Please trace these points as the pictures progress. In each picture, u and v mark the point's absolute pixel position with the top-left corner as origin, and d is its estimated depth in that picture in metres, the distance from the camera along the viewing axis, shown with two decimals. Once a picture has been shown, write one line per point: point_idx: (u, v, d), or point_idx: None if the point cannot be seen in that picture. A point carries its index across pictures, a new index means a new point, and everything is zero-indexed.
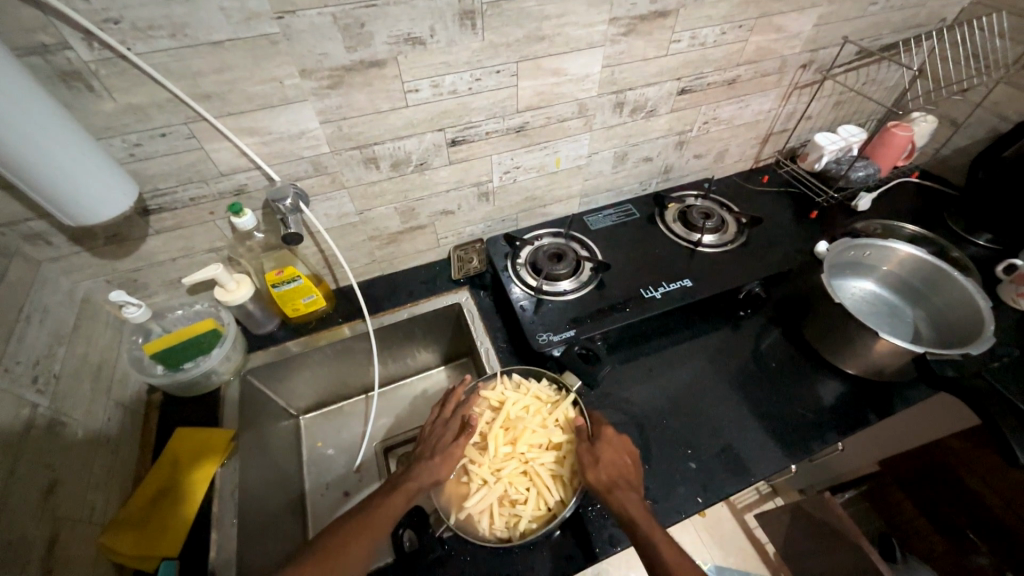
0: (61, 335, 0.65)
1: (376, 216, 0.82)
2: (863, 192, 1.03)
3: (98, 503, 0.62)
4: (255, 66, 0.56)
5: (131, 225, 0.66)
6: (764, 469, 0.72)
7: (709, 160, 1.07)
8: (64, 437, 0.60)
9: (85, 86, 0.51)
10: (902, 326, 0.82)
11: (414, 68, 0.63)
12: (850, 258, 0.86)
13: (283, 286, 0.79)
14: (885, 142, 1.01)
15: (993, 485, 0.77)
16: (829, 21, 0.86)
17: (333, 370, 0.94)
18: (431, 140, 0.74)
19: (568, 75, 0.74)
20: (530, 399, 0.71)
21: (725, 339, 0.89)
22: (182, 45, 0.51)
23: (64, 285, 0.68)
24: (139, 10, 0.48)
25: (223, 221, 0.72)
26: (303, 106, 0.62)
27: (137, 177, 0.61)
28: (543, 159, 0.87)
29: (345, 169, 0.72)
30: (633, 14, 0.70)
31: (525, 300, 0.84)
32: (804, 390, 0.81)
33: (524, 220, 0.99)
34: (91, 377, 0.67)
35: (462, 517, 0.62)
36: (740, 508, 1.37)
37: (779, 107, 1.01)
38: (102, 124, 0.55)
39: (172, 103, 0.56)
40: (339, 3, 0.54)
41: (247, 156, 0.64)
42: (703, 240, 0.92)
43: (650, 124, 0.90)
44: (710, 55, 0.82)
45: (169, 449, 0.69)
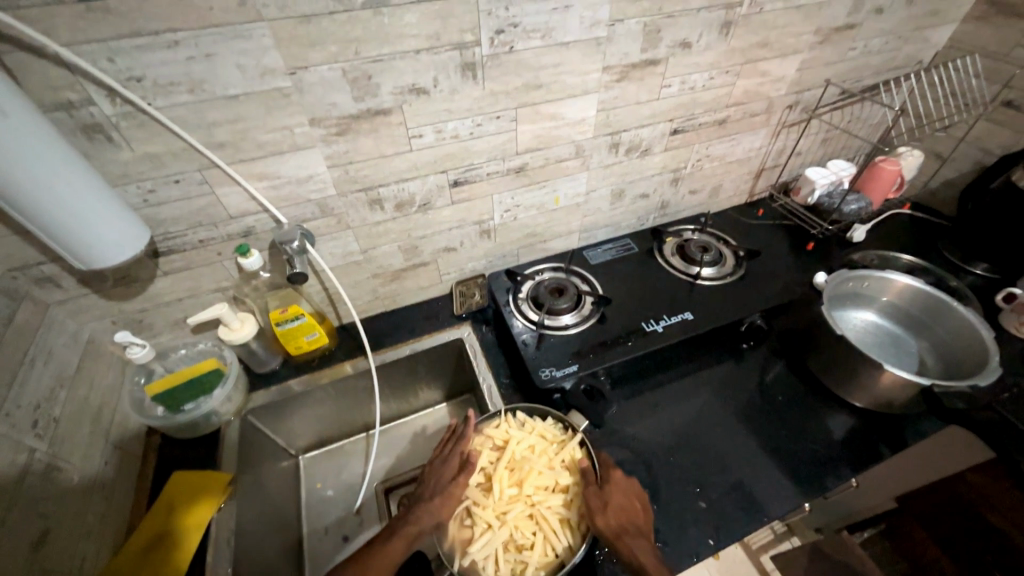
0: (64, 377, 0.65)
1: (379, 254, 0.83)
2: (857, 223, 1.05)
3: (89, 553, 0.60)
4: (268, 116, 0.59)
5: (140, 267, 0.67)
6: (777, 508, 0.70)
7: (704, 195, 1.10)
8: (58, 484, 0.58)
9: (105, 137, 0.54)
10: (907, 357, 0.82)
11: (418, 115, 0.67)
12: (850, 288, 0.87)
13: (286, 324, 0.79)
14: (874, 176, 1.04)
15: (1015, 522, 0.74)
16: (811, 64, 0.91)
17: (334, 408, 0.92)
18: (434, 181, 0.76)
19: (565, 119, 0.78)
20: (535, 439, 0.69)
21: (729, 371, 0.88)
22: (200, 100, 0.55)
23: (70, 327, 0.68)
24: (161, 68, 0.51)
25: (230, 261, 0.73)
26: (312, 152, 0.64)
27: (149, 221, 0.63)
28: (543, 197, 0.89)
29: (350, 210, 0.74)
30: (625, 62, 0.74)
31: (527, 335, 0.84)
32: (812, 424, 0.80)
33: (524, 255, 1.01)
34: (90, 420, 0.66)
35: (466, 564, 0.60)
36: (755, 550, 1.31)
37: (769, 144, 1.05)
38: (119, 172, 0.57)
39: (187, 151, 0.58)
40: (348, 59, 0.58)
41: (256, 200, 0.66)
42: (702, 273, 0.93)
43: (645, 163, 0.93)
44: (700, 98, 0.86)
45: (165, 493, 0.67)
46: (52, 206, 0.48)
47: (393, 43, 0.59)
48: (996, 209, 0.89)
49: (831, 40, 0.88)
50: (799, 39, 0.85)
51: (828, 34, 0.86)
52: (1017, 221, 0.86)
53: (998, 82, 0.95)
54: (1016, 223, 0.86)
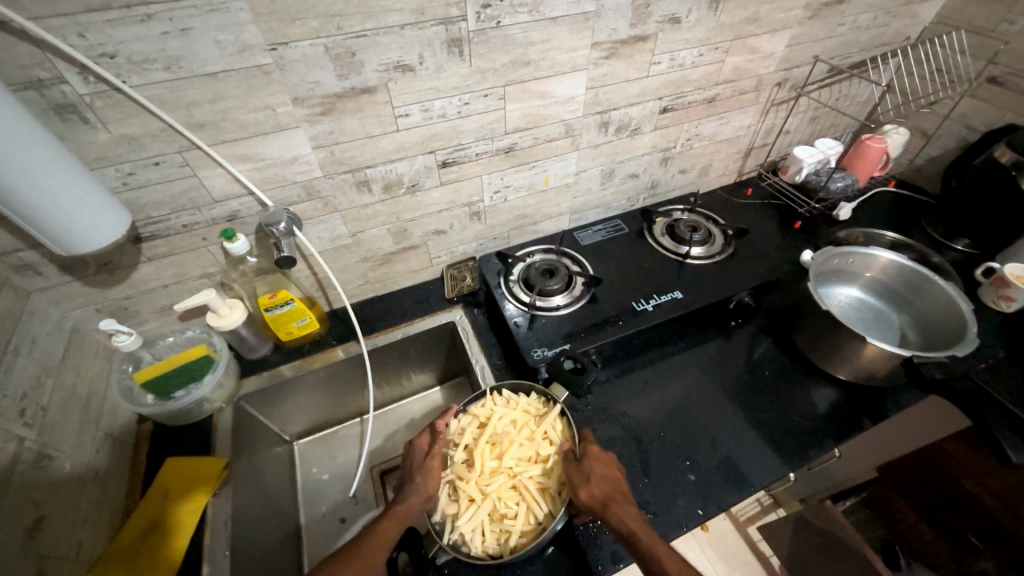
0: (50, 366, 0.64)
1: (368, 238, 0.83)
2: (843, 202, 1.06)
3: (86, 539, 0.60)
4: (248, 95, 0.57)
5: (122, 253, 0.66)
6: (764, 477, 0.72)
7: (693, 175, 1.10)
8: (50, 471, 0.58)
9: (79, 118, 0.52)
10: (889, 331, 0.84)
11: (404, 94, 0.65)
12: (836, 265, 0.88)
13: (276, 310, 0.79)
14: (861, 154, 1.05)
15: (992, 489, 0.77)
16: (800, 41, 0.90)
17: (327, 393, 0.92)
18: (422, 162, 0.75)
19: (553, 97, 0.77)
20: (517, 414, 0.71)
21: (718, 348, 0.90)
22: (177, 77, 0.53)
23: (53, 315, 0.67)
24: (135, 44, 0.49)
25: (216, 246, 0.72)
26: (296, 133, 0.63)
27: (130, 206, 0.61)
28: (533, 177, 0.88)
29: (338, 193, 0.73)
30: (614, 39, 0.73)
31: (519, 317, 0.84)
32: (797, 397, 0.82)
33: (515, 238, 1.00)
34: (79, 409, 0.66)
35: (455, 537, 0.62)
36: (742, 521, 1.35)
37: (758, 122, 1.05)
38: (96, 154, 0.55)
39: (167, 132, 0.57)
40: (330, 34, 0.56)
41: (240, 183, 0.65)
42: (691, 252, 0.94)
43: (634, 142, 0.93)
44: (689, 75, 0.86)
45: (160, 479, 0.68)
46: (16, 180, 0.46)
47: (377, 18, 0.57)
48: (979, 186, 0.91)
49: (820, 16, 0.87)
50: (788, 14, 0.84)
51: (817, 9, 0.86)
52: (998, 198, 0.88)
53: (982, 57, 0.96)
54: (997, 200, 0.88)
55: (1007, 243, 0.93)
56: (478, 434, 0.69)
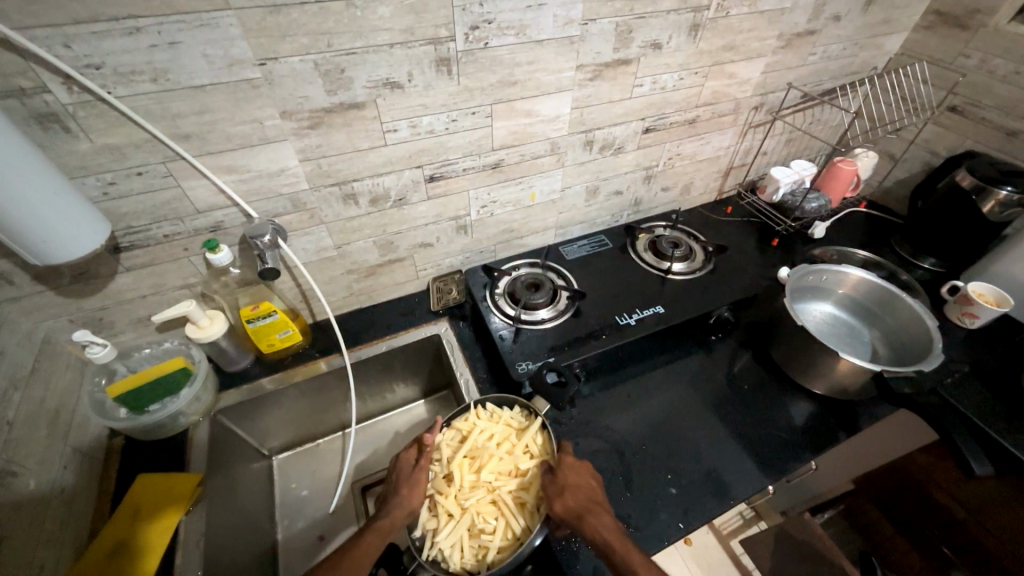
0: (18, 379, 0.61)
1: (354, 250, 0.83)
2: (818, 221, 1.10)
3: (48, 561, 0.57)
4: (236, 108, 0.57)
5: (99, 262, 0.65)
6: (745, 490, 0.73)
7: (675, 193, 1.13)
8: (13, 490, 0.56)
9: (61, 127, 0.51)
10: (861, 347, 0.87)
11: (392, 110, 0.66)
12: (810, 282, 0.91)
13: (258, 321, 0.78)
14: (833, 176, 1.09)
15: (959, 498, 0.79)
16: (774, 68, 0.95)
17: (309, 407, 0.91)
18: (410, 176, 0.76)
19: (539, 116, 0.78)
20: (499, 427, 0.71)
21: (700, 362, 0.91)
22: (163, 89, 0.53)
23: (24, 326, 0.65)
24: (122, 56, 0.49)
25: (198, 257, 0.71)
26: (283, 146, 0.63)
27: (110, 215, 0.60)
28: (519, 193, 0.90)
29: (323, 205, 0.73)
30: (598, 61, 0.76)
31: (504, 330, 0.84)
32: (775, 411, 0.84)
33: (501, 251, 1.01)
34: (47, 423, 0.64)
35: (434, 553, 0.61)
36: (725, 534, 1.36)
37: (736, 143, 1.08)
38: (77, 164, 0.55)
39: (150, 143, 0.56)
40: (320, 51, 0.57)
41: (225, 194, 0.65)
42: (673, 268, 0.96)
43: (618, 160, 0.95)
44: (670, 98, 0.89)
45: (129, 498, 0.66)
46: None
47: (366, 36, 0.58)
48: (943, 208, 0.95)
49: (792, 45, 0.92)
50: (763, 43, 0.88)
51: (789, 39, 0.90)
52: (960, 220, 0.93)
53: (943, 88, 1.02)
54: (959, 222, 0.93)
55: (971, 259, 0.98)
56: (458, 447, 0.69)
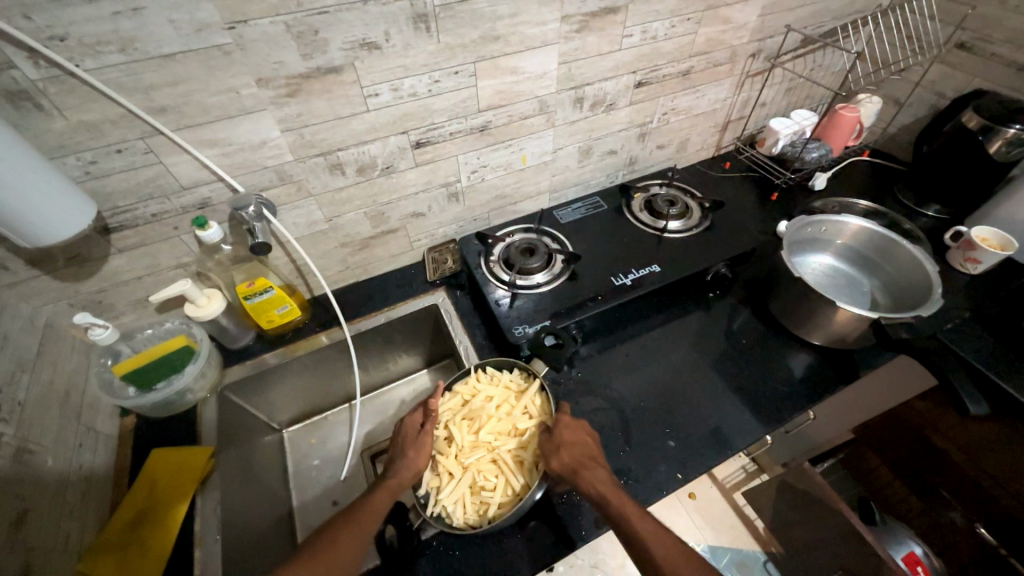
0: (24, 362, 0.63)
1: (346, 222, 0.82)
2: (819, 172, 1.07)
3: (72, 531, 0.60)
4: (210, 77, 0.56)
5: (91, 244, 0.65)
6: (742, 440, 0.75)
7: (672, 150, 1.10)
8: (32, 466, 0.58)
9: (33, 105, 0.50)
10: (859, 296, 0.86)
11: (372, 73, 0.64)
12: (810, 233, 0.89)
13: (255, 298, 0.78)
14: (834, 124, 1.06)
15: (954, 441, 0.80)
16: (771, 10, 0.90)
17: (313, 380, 0.93)
18: (396, 143, 0.74)
19: (525, 73, 0.76)
20: (498, 390, 0.72)
21: (697, 320, 0.92)
22: (132, 60, 0.51)
23: (24, 311, 0.66)
24: (85, 25, 0.47)
25: (188, 235, 0.71)
26: (263, 116, 0.62)
27: (95, 196, 0.60)
28: (510, 156, 0.88)
29: (311, 176, 0.72)
30: (584, 11, 0.73)
31: (501, 296, 0.84)
32: (774, 364, 0.84)
33: (495, 218, 1.00)
34: (58, 403, 0.65)
35: (437, 510, 0.63)
36: (728, 488, 1.39)
37: (734, 95, 1.05)
38: (55, 143, 0.54)
39: (126, 118, 0.55)
40: (291, 11, 0.55)
41: (209, 169, 0.64)
42: (669, 226, 0.94)
43: (610, 118, 0.93)
44: (662, 48, 0.85)
45: (146, 472, 0.68)
46: None
47: None
48: (949, 152, 0.92)
49: None
50: None
51: None
52: (967, 162, 0.90)
53: (951, 23, 0.97)
54: (965, 164, 0.90)
55: (975, 206, 0.96)
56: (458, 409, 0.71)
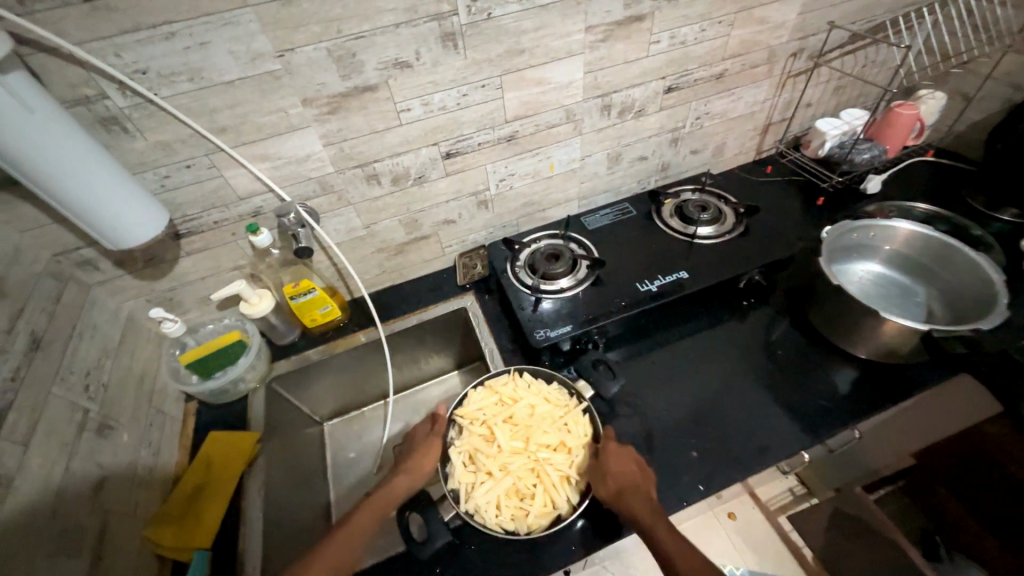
0: (108, 349, 0.73)
1: (382, 229, 0.88)
2: (872, 174, 1.00)
3: (142, 499, 0.69)
4: (262, 99, 0.63)
5: (165, 248, 0.74)
6: (773, 456, 0.71)
7: (707, 155, 1.07)
8: (112, 439, 0.67)
9: (121, 129, 0.59)
10: (913, 306, 0.80)
11: (405, 89, 0.69)
12: (855, 240, 0.84)
13: (300, 298, 0.85)
14: (890, 123, 0.98)
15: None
16: (813, 7, 0.87)
17: (350, 377, 0.99)
18: (427, 154, 0.79)
19: (550, 84, 0.78)
20: (543, 402, 0.73)
21: (730, 329, 0.88)
22: (200, 87, 0.59)
23: (110, 306, 0.77)
24: (162, 59, 0.56)
25: (244, 240, 0.79)
26: (307, 132, 0.68)
27: (168, 206, 0.69)
28: (537, 164, 0.90)
29: (350, 187, 0.78)
30: (608, 21, 0.74)
31: (525, 301, 0.86)
32: (813, 377, 0.80)
33: (524, 225, 1.03)
34: (135, 386, 0.75)
35: (470, 506, 0.65)
36: (773, 511, 1.25)
37: (775, 96, 1.01)
38: (137, 161, 0.63)
39: (194, 138, 0.63)
40: (332, 38, 0.61)
41: (261, 181, 0.71)
42: (700, 232, 0.92)
43: (640, 124, 0.93)
44: (693, 52, 0.84)
45: (202, 452, 0.76)
46: (71, 186, 0.54)
47: (373, 19, 0.61)
48: None
49: None
50: None
51: None
52: None
53: None
54: None
55: None
56: (502, 413, 0.72)
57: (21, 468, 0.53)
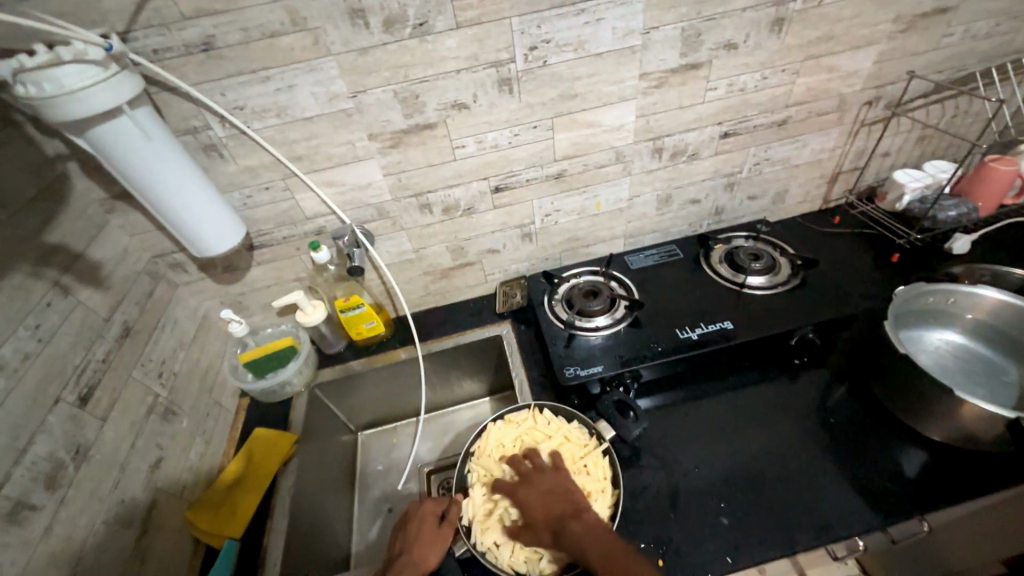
0: (183, 342, 0.82)
1: (429, 254, 0.93)
2: (959, 233, 0.91)
3: (189, 483, 0.75)
4: (334, 133, 0.70)
5: (241, 257, 0.84)
6: (816, 536, 0.64)
7: (766, 201, 1.03)
8: (173, 424, 0.75)
9: (218, 154, 0.69)
10: (1003, 388, 0.70)
11: (461, 128, 0.74)
12: (930, 304, 0.77)
13: (349, 312, 0.91)
14: (982, 178, 0.89)
15: None
16: (891, 56, 0.82)
17: (386, 391, 1.03)
18: (477, 187, 0.83)
19: (601, 127, 0.80)
20: (562, 440, 0.71)
21: (778, 388, 0.82)
22: (284, 122, 0.67)
23: (191, 304, 0.87)
24: (257, 99, 0.64)
25: (306, 256, 0.87)
26: (370, 163, 0.75)
27: (247, 221, 0.78)
28: (584, 202, 0.92)
29: (404, 214, 0.84)
30: (663, 68, 0.75)
31: (558, 335, 0.86)
32: (872, 453, 0.71)
33: (567, 259, 1.03)
34: (199, 378, 0.84)
35: (482, 544, 0.64)
36: None
37: (846, 144, 0.95)
38: (227, 182, 0.72)
39: (275, 164, 0.72)
40: (399, 82, 0.67)
41: (326, 204, 0.79)
42: (750, 281, 0.88)
43: (693, 167, 0.91)
44: (753, 99, 0.83)
45: (245, 445, 0.83)
46: (172, 201, 0.63)
47: (437, 66, 0.67)
48: None
49: (915, 28, 0.79)
50: (873, 29, 0.78)
51: (911, 21, 0.78)
52: None
53: None
54: None
55: None
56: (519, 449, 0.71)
57: (96, 440, 0.61)
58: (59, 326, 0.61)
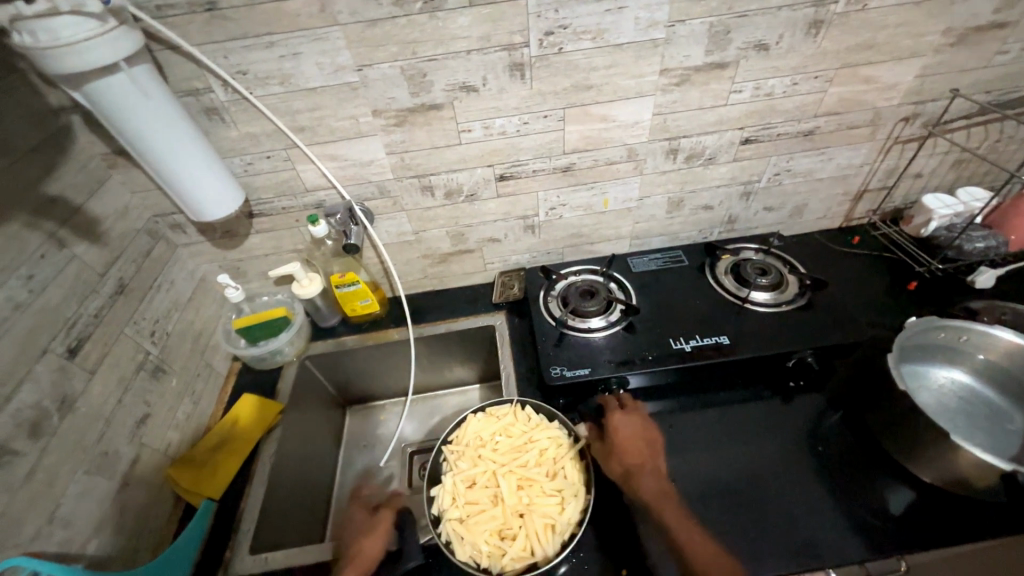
0: (178, 303, 0.83)
1: (429, 237, 0.91)
2: (983, 266, 0.86)
3: (174, 441, 0.77)
4: (338, 106, 0.68)
5: (240, 223, 0.83)
6: (788, 564, 0.62)
7: (783, 214, 0.99)
8: (162, 382, 0.76)
9: (219, 119, 0.68)
10: (1006, 436, 0.67)
11: (468, 111, 0.72)
12: (940, 340, 0.74)
13: (344, 288, 0.91)
14: (1018, 212, 0.84)
15: None
16: (936, 71, 0.76)
17: (376, 369, 1.03)
18: (481, 174, 0.81)
19: (616, 121, 0.77)
20: (539, 440, 0.71)
21: (770, 408, 0.80)
22: (287, 90, 0.66)
23: (189, 266, 0.87)
24: (261, 64, 0.63)
25: (305, 228, 0.86)
26: (373, 140, 0.73)
27: (247, 188, 0.78)
28: (591, 198, 0.89)
29: (405, 194, 0.82)
30: (686, 65, 0.71)
31: (550, 332, 0.84)
32: (857, 486, 0.69)
33: (569, 254, 1.01)
34: (192, 339, 0.85)
35: (447, 533, 0.64)
36: None
37: (875, 161, 0.90)
38: (227, 147, 0.72)
39: (276, 133, 0.71)
40: (407, 58, 0.65)
41: (326, 178, 0.78)
42: (754, 296, 0.85)
43: (708, 172, 0.87)
44: (780, 105, 0.78)
45: (234, 408, 0.84)
46: (169, 163, 0.63)
47: (447, 44, 0.64)
48: None
49: (967, 42, 0.73)
50: (919, 41, 0.72)
51: (963, 34, 0.72)
52: None
53: None
54: None
55: None
56: (496, 444, 0.72)
57: (83, 392, 0.63)
58: (53, 277, 0.62)
